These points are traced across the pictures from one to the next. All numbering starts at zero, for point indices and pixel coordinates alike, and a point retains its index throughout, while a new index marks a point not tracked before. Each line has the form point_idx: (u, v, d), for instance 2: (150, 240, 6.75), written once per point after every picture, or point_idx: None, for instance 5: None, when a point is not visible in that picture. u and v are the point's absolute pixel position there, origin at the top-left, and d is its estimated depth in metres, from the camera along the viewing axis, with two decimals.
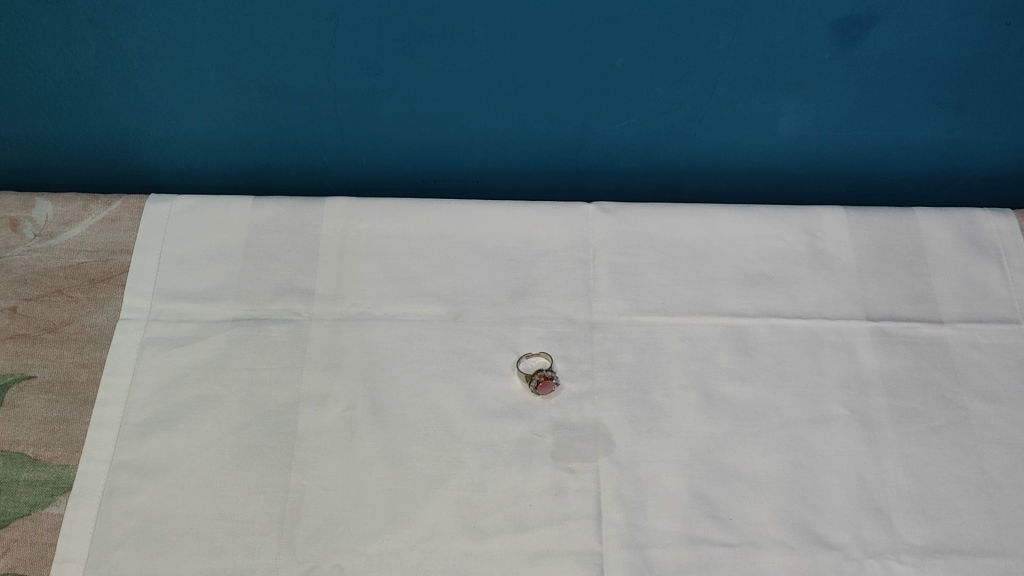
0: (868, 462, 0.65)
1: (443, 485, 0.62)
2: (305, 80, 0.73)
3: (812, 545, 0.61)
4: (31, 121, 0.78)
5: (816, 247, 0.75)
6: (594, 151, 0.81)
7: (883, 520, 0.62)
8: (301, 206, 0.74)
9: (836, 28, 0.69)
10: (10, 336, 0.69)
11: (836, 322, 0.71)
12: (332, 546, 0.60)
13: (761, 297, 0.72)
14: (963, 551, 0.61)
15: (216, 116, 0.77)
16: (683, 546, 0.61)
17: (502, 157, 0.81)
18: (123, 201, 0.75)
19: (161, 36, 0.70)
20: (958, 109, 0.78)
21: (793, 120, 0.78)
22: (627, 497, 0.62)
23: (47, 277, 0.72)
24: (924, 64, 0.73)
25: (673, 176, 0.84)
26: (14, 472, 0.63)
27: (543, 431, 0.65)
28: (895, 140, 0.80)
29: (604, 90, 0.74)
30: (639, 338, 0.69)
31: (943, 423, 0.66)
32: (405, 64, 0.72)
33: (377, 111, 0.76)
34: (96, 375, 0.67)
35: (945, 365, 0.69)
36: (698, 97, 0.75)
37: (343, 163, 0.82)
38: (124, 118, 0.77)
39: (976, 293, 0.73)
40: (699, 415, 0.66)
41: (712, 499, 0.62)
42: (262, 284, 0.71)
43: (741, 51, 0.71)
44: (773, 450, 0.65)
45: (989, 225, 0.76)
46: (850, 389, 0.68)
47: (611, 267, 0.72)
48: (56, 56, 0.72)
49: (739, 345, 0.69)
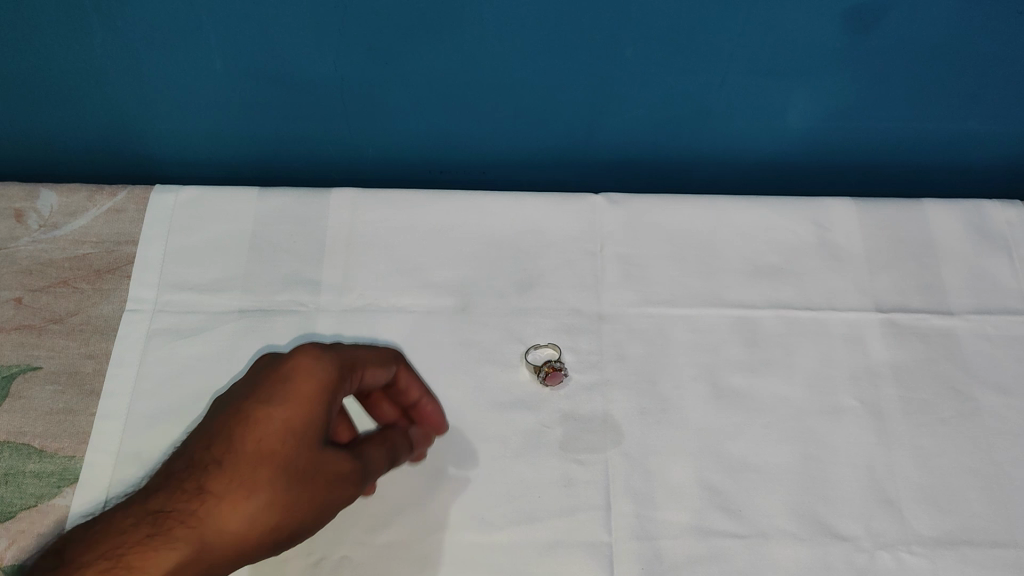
0: (878, 453, 0.64)
1: (450, 477, 0.62)
2: (312, 69, 0.72)
3: (823, 537, 0.61)
4: (35, 111, 0.77)
5: (824, 238, 0.74)
6: (602, 142, 0.81)
7: (893, 511, 0.62)
8: (308, 198, 0.74)
9: (847, 17, 0.68)
10: (15, 326, 0.69)
11: (845, 313, 0.71)
12: (340, 538, 0.59)
13: (770, 288, 0.72)
14: (974, 542, 0.61)
15: (223, 106, 0.77)
16: (692, 537, 0.60)
17: (509, 147, 0.81)
18: (128, 191, 0.75)
19: (167, 26, 0.69)
20: (969, 99, 0.77)
21: (802, 110, 0.77)
22: (636, 488, 0.62)
23: (53, 268, 0.72)
24: (936, 53, 0.72)
25: (679, 167, 0.84)
26: (20, 463, 0.63)
27: (551, 422, 0.64)
28: (903, 130, 0.80)
29: (613, 80, 0.74)
30: (647, 330, 0.69)
31: (952, 414, 0.66)
32: (412, 54, 0.71)
33: (385, 102, 0.76)
34: (102, 366, 0.67)
35: (956, 357, 0.69)
36: (707, 88, 0.75)
37: (351, 154, 0.82)
38: (129, 108, 0.77)
39: (985, 284, 0.72)
40: (708, 407, 0.66)
41: (721, 491, 0.62)
42: (269, 275, 0.71)
43: (751, 40, 0.70)
44: (783, 442, 0.64)
45: (999, 216, 0.75)
46: (859, 380, 0.68)
47: (619, 258, 0.72)
48: (61, 46, 0.71)
49: (747, 337, 0.69)
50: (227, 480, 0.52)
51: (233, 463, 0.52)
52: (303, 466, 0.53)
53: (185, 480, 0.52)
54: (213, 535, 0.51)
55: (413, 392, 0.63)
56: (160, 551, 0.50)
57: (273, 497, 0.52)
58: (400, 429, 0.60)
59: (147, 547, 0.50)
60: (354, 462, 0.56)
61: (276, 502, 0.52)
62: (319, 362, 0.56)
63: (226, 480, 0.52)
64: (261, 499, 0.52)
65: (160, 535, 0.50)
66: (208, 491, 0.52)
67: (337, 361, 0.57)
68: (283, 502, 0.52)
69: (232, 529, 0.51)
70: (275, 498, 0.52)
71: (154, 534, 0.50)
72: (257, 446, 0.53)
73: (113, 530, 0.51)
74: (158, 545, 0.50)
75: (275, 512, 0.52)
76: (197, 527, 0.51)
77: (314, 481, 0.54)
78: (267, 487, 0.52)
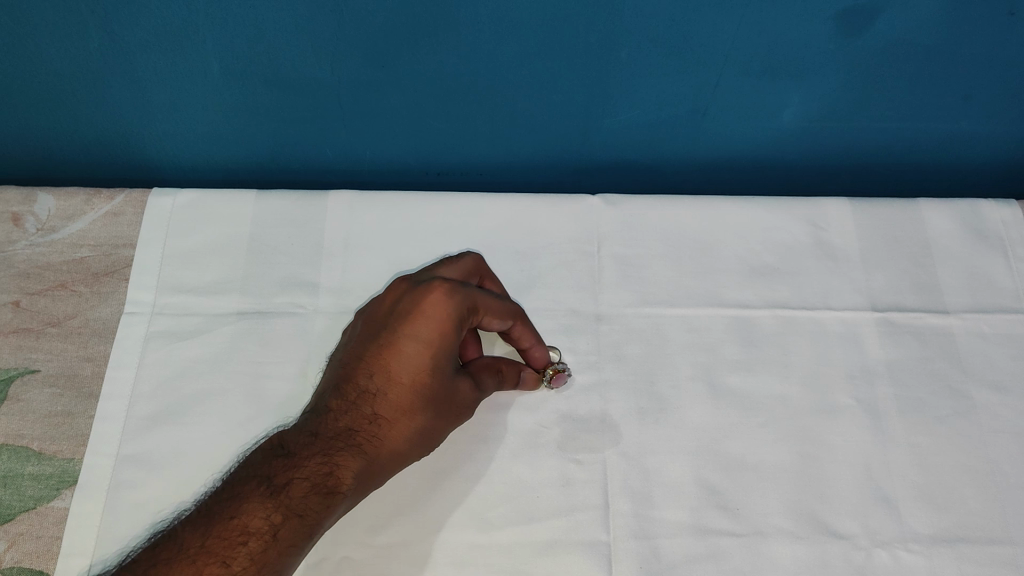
0: (874, 451, 0.65)
1: (448, 477, 0.62)
2: (308, 72, 0.73)
3: (821, 535, 0.61)
4: (32, 114, 0.78)
5: (820, 238, 0.75)
6: (598, 143, 0.81)
7: (889, 510, 0.62)
8: (304, 200, 0.75)
9: (839, 19, 0.68)
10: (13, 330, 0.69)
11: (841, 312, 0.71)
12: (339, 539, 0.60)
13: (766, 288, 0.72)
14: (969, 539, 0.61)
15: (220, 110, 0.77)
16: (690, 536, 0.61)
17: (507, 148, 0.82)
18: (126, 195, 0.75)
19: (162, 31, 0.69)
20: (963, 99, 0.77)
21: (797, 111, 0.78)
22: (634, 487, 0.62)
23: (50, 272, 0.72)
24: (930, 53, 0.72)
25: (675, 167, 0.85)
26: (19, 466, 0.63)
27: (549, 423, 0.65)
28: (898, 130, 0.80)
29: (609, 81, 0.74)
30: (644, 330, 0.69)
31: (948, 413, 0.66)
32: (407, 56, 0.71)
33: (381, 104, 0.76)
34: (100, 368, 0.67)
35: (951, 356, 0.69)
36: (703, 89, 0.75)
37: (349, 157, 0.82)
38: (127, 112, 0.77)
39: (980, 283, 0.73)
40: (705, 405, 0.66)
41: (718, 490, 0.62)
42: (267, 277, 0.71)
43: (746, 42, 0.70)
44: (779, 441, 0.65)
45: (993, 215, 0.76)
46: (855, 379, 0.68)
47: (616, 258, 0.72)
48: (58, 50, 0.71)
49: (744, 337, 0.69)
50: (392, 405, 0.60)
51: (393, 390, 0.60)
52: (448, 395, 0.61)
53: (360, 403, 0.60)
54: (387, 448, 0.59)
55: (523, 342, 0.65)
56: (353, 458, 0.58)
57: (428, 422, 0.60)
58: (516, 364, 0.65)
59: (346, 454, 0.58)
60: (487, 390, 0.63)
61: (433, 424, 0.60)
62: (451, 299, 0.61)
63: (392, 406, 0.60)
64: (420, 423, 0.60)
65: (352, 445, 0.58)
66: (380, 412, 0.60)
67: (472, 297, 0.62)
68: (437, 424, 0.61)
69: (398, 444, 0.59)
70: (430, 422, 0.60)
71: (349, 444, 0.58)
72: (412, 379, 0.60)
73: (311, 437, 0.58)
74: (354, 453, 0.58)
75: (431, 432, 0.61)
76: (376, 441, 0.59)
77: (459, 407, 0.62)
78: (426, 412, 0.60)
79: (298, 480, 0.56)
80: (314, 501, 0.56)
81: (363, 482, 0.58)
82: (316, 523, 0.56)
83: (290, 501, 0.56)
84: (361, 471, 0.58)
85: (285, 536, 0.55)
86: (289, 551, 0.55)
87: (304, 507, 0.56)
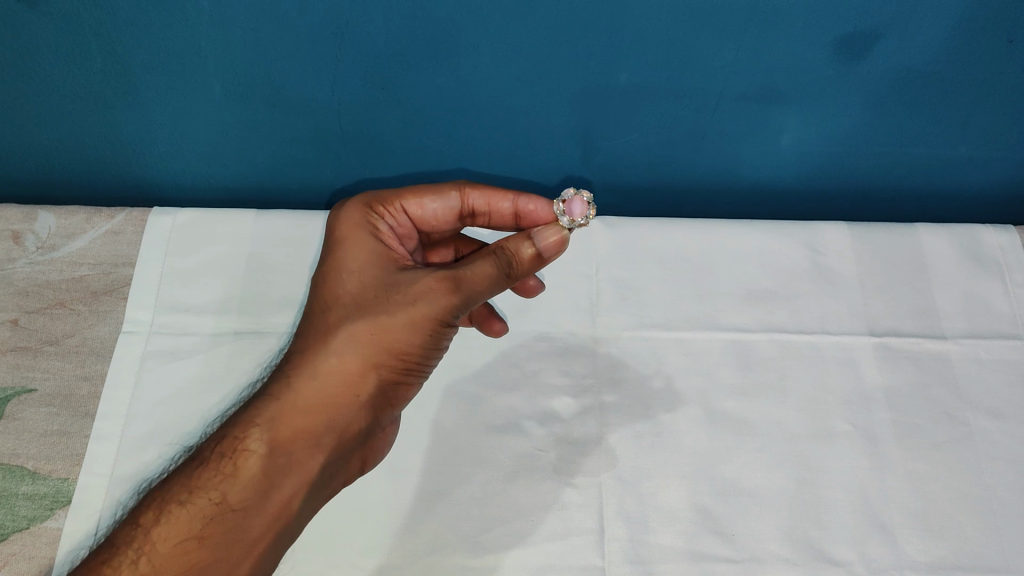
0: (870, 477, 0.64)
1: (443, 499, 0.62)
2: (309, 92, 0.73)
3: (816, 562, 0.61)
4: (34, 133, 0.78)
5: (817, 262, 0.75)
6: (597, 165, 0.81)
7: (885, 536, 0.62)
8: (304, 221, 0.75)
9: (837, 44, 0.69)
10: (11, 348, 0.69)
11: (838, 337, 0.71)
12: (333, 562, 0.59)
13: (762, 311, 0.72)
14: (966, 567, 0.61)
15: (220, 129, 0.77)
16: (685, 562, 0.60)
17: (505, 170, 0.82)
18: (126, 213, 0.75)
19: (165, 51, 0.70)
20: (960, 125, 0.78)
21: (795, 136, 0.78)
22: (629, 512, 0.62)
23: (49, 290, 0.72)
24: (927, 80, 0.73)
25: (673, 191, 0.85)
26: (14, 486, 0.62)
27: (545, 446, 0.65)
28: (895, 155, 0.81)
29: (607, 104, 0.74)
30: (640, 353, 0.69)
31: (945, 439, 0.66)
32: (407, 77, 0.71)
33: (381, 125, 0.76)
34: (97, 388, 0.67)
35: (948, 381, 0.69)
36: (701, 113, 0.75)
37: (348, 178, 0.83)
38: (128, 131, 0.77)
39: (977, 308, 0.73)
40: (701, 430, 0.66)
41: (713, 515, 0.62)
42: (265, 298, 0.71)
43: (744, 67, 0.70)
44: (775, 466, 0.64)
45: (991, 241, 0.76)
46: (852, 404, 0.68)
47: (613, 282, 0.73)
48: (60, 70, 0.72)
49: (741, 361, 0.69)
50: (309, 333, 0.57)
51: (308, 319, 0.58)
52: (371, 297, 0.57)
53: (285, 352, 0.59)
54: (309, 377, 0.56)
55: (502, 207, 0.66)
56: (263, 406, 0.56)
57: (350, 328, 0.56)
58: (521, 238, 0.60)
59: (256, 406, 0.56)
60: (437, 273, 0.57)
61: (357, 326, 0.56)
62: (340, 213, 0.63)
63: (307, 335, 0.57)
64: (344, 331, 0.56)
65: (263, 395, 0.56)
66: (298, 347, 0.58)
67: (368, 199, 0.63)
68: (370, 326, 0.56)
69: (325, 364, 0.56)
70: (356, 327, 0.56)
71: (261, 395, 0.56)
72: (320, 301, 0.58)
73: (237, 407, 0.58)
74: (262, 403, 0.56)
75: (363, 336, 0.56)
76: (291, 379, 0.56)
77: (403, 296, 0.56)
78: (341, 322, 0.56)
79: (200, 456, 0.56)
80: (211, 471, 0.54)
81: (281, 426, 0.55)
82: (218, 496, 0.54)
83: (182, 483, 0.55)
84: (274, 415, 0.55)
85: (172, 531, 0.53)
86: (189, 544, 0.53)
87: (201, 481, 0.55)
